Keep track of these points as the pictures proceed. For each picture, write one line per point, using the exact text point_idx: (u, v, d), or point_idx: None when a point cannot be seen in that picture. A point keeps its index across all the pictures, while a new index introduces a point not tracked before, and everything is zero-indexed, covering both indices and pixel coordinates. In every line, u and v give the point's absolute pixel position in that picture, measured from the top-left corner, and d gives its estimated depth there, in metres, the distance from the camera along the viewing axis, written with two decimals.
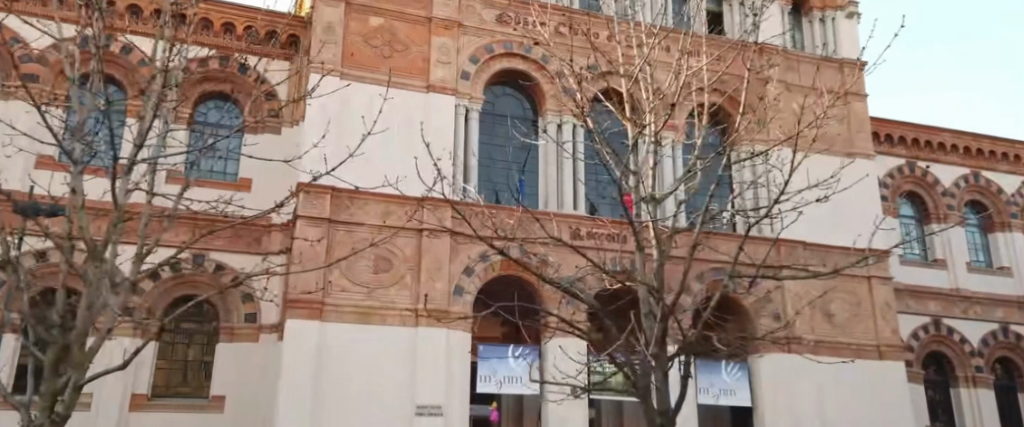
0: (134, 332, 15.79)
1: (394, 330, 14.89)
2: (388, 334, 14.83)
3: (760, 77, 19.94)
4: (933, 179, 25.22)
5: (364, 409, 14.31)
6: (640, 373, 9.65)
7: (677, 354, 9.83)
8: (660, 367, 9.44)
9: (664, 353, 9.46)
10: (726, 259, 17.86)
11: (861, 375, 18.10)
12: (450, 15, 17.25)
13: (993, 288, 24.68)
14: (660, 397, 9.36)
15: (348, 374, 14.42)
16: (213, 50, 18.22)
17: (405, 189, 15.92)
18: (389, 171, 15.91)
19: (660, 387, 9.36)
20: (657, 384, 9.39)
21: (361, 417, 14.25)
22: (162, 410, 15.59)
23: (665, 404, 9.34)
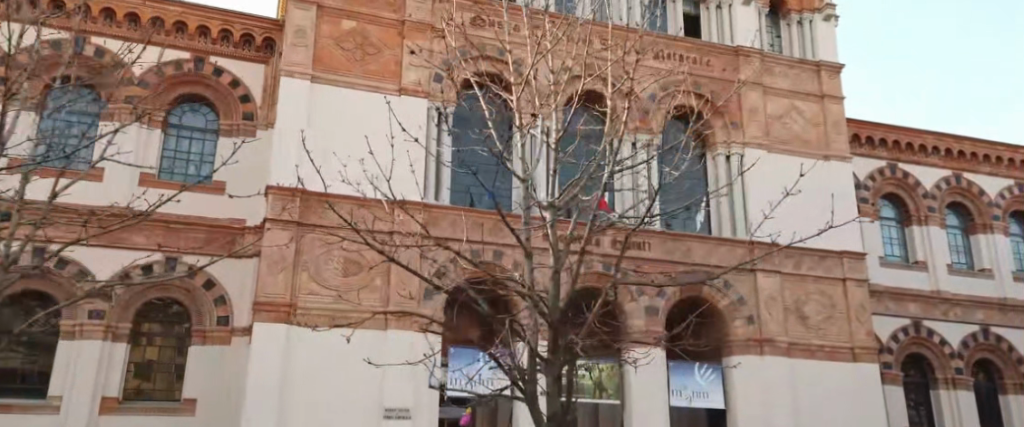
0: (104, 334, 15.78)
1: (364, 332, 14.93)
2: (358, 336, 14.86)
3: (733, 80, 19.98)
4: (914, 181, 25.24)
5: (330, 411, 14.34)
6: (529, 377, 9.68)
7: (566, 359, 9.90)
8: (553, 369, 9.74)
9: (557, 358, 9.78)
10: (700, 260, 17.89)
11: (835, 377, 18.13)
12: (424, 18, 17.33)
13: (973, 289, 24.71)
14: (552, 401, 9.61)
15: (316, 375, 14.45)
16: (187, 53, 18.18)
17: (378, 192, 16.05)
18: (353, 175, 16.02)
19: (552, 391, 9.65)
20: (549, 389, 9.64)
21: (328, 419, 14.28)
22: (132, 412, 15.61)
23: (556, 409, 9.51)
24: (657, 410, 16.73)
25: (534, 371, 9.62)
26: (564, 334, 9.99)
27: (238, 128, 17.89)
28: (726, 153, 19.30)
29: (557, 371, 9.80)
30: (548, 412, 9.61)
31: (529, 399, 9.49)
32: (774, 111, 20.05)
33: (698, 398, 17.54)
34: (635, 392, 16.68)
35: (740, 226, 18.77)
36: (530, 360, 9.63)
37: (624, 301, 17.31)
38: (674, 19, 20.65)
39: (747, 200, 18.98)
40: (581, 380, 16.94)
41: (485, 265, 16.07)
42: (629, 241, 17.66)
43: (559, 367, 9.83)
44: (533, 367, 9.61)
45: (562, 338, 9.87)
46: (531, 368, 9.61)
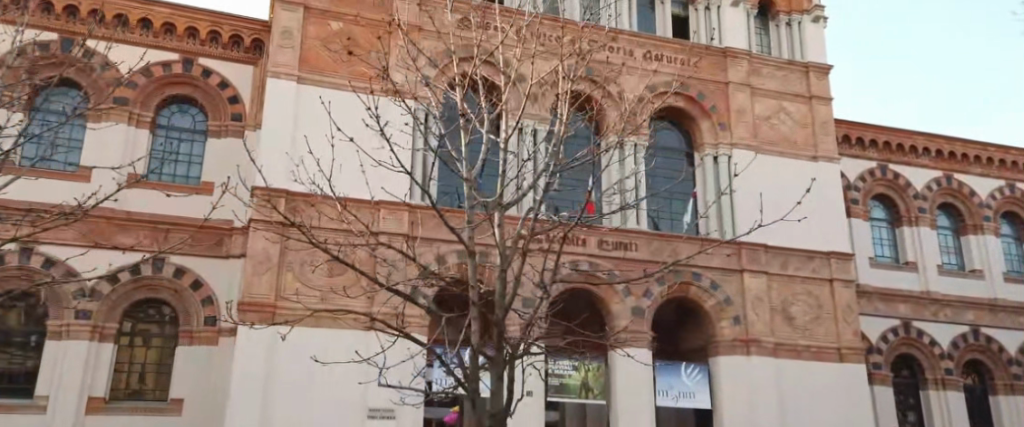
0: (91, 334, 15.84)
1: (347, 332, 14.98)
2: (340, 337, 14.91)
3: (721, 81, 20.02)
4: (905, 182, 25.27)
5: (313, 410, 14.39)
6: (472, 375, 9.51)
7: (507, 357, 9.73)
8: (496, 367, 9.66)
9: (501, 357, 9.69)
10: (686, 261, 17.93)
11: (821, 378, 18.17)
12: (411, 19, 17.45)
13: (964, 291, 24.74)
14: (496, 400, 9.46)
15: (300, 376, 14.50)
16: (176, 54, 18.26)
17: (363, 192, 16.20)
18: (339, 175, 16.18)
19: (495, 389, 9.54)
20: (493, 386, 9.51)
21: (311, 419, 14.34)
22: (119, 412, 15.67)
23: (499, 406, 9.41)
24: (643, 408, 16.76)
25: (478, 368, 9.47)
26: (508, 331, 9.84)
27: (227, 129, 17.97)
28: (714, 153, 19.41)
29: (500, 369, 9.65)
30: (493, 409, 9.45)
31: (472, 397, 9.36)
32: (761, 112, 20.12)
33: (684, 398, 17.60)
34: (621, 391, 16.72)
35: (727, 227, 18.84)
36: (471, 358, 9.47)
37: (611, 301, 17.35)
38: (662, 21, 20.72)
39: (734, 201, 19.05)
40: (567, 380, 16.97)
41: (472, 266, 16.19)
42: (616, 242, 17.74)
43: (502, 367, 9.74)
44: (477, 366, 9.49)
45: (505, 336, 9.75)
46: (474, 365, 9.44)
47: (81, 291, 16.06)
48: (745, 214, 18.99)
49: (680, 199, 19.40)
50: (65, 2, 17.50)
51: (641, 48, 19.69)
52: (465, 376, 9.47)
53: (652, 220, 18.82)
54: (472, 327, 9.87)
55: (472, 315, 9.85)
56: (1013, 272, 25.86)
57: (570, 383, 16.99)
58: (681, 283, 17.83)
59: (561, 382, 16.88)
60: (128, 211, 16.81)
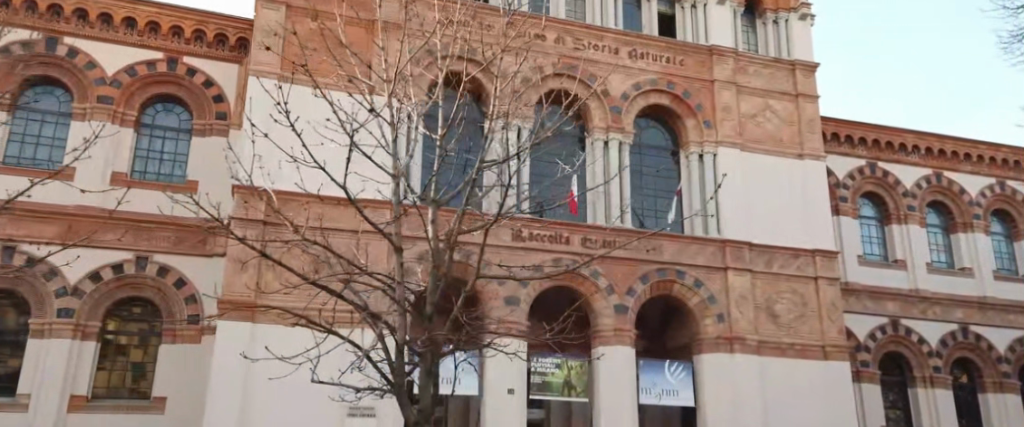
0: (74, 332, 15.87)
1: (304, 332, 14.94)
2: (297, 337, 14.86)
3: (706, 80, 20.02)
4: (894, 180, 25.23)
5: (288, 409, 14.41)
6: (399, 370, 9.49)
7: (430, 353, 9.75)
8: (426, 363, 9.66)
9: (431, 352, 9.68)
10: (669, 259, 17.95)
11: (804, 375, 18.17)
12: (394, 18, 17.49)
13: (954, 289, 24.71)
14: (424, 396, 9.50)
15: (275, 374, 14.49)
16: (161, 53, 18.27)
17: (349, 188, 16.36)
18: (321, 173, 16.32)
19: (424, 384, 9.57)
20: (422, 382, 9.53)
21: (286, 417, 14.37)
22: (100, 411, 15.69)
23: (428, 401, 9.48)
24: (625, 406, 16.79)
25: (405, 364, 9.43)
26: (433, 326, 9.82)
27: (211, 127, 17.96)
28: (700, 151, 19.44)
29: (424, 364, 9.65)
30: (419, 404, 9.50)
31: (399, 393, 9.31)
32: (746, 110, 20.12)
33: (667, 396, 17.56)
34: (603, 390, 16.74)
35: (712, 224, 18.81)
36: (397, 354, 9.44)
37: (594, 300, 17.34)
38: (648, 19, 20.69)
39: (718, 198, 19.04)
40: (549, 378, 17.00)
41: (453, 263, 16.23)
42: (599, 240, 17.73)
43: (432, 361, 9.76)
44: (405, 362, 9.44)
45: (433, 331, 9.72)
46: (401, 360, 9.41)
47: (64, 290, 16.07)
48: (730, 212, 18.96)
49: (665, 197, 19.40)
50: (49, 1, 17.52)
51: (626, 46, 19.66)
52: (393, 373, 9.38)
53: (637, 217, 18.79)
54: (398, 321, 9.76)
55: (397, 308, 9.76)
56: (1004, 270, 25.83)
57: (552, 381, 17.02)
58: (665, 282, 17.86)
59: (543, 380, 16.94)
60: (111, 209, 16.83)
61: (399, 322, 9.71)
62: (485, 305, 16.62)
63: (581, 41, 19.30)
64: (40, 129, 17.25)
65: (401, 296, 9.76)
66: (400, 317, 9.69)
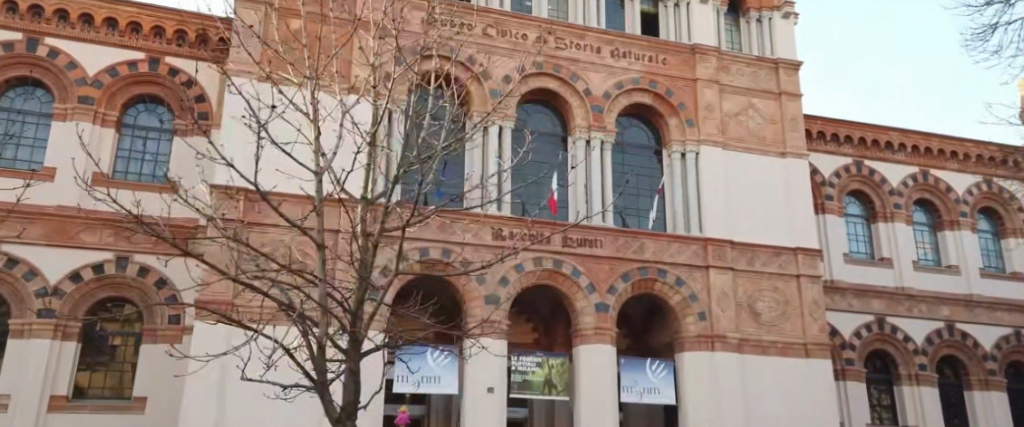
0: (54, 332, 15.90)
1: (230, 329, 14.72)
2: (226, 336, 14.66)
3: (688, 78, 20.06)
4: (880, 178, 25.25)
5: (260, 409, 14.46)
6: (322, 367, 8.85)
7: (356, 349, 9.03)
8: (351, 362, 8.93)
9: (355, 349, 8.97)
10: (650, 258, 17.98)
11: (786, 372, 18.21)
12: (374, 17, 17.55)
13: (940, 287, 24.71)
14: (347, 393, 8.93)
15: (225, 376, 14.42)
16: (143, 54, 18.30)
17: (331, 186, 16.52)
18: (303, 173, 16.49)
19: (348, 384, 8.94)
20: (347, 382, 8.90)
21: (259, 417, 14.41)
22: (80, 410, 15.72)
23: (351, 400, 8.90)
24: (606, 405, 16.80)
25: (325, 361, 8.81)
26: (358, 322, 9.12)
27: (192, 127, 17.93)
28: (682, 150, 19.49)
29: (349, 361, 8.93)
30: (342, 403, 8.92)
31: (321, 392, 8.75)
32: (728, 109, 20.15)
33: (648, 394, 17.54)
34: (584, 387, 16.79)
35: (694, 223, 18.86)
36: (316, 350, 8.81)
37: (575, 299, 17.37)
38: (631, 19, 20.72)
39: (701, 198, 19.09)
40: (530, 377, 17.01)
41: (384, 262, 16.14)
42: (580, 238, 17.68)
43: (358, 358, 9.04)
44: (326, 358, 8.83)
45: (359, 326, 9.01)
46: (321, 357, 8.80)
47: (44, 290, 16.09)
48: (713, 209, 18.99)
49: (648, 196, 19.42)
50: (30, 2, 17.54)
51: (608, 45, 19.68)
52: (315, 372, 8.83)
53: (618, 216, 18.81)
54: (321, 316, 9.09)
55: (318, 301, 9.07)
56: (991, 268, 25.81)
57: (533, 380, 17.04)
58: (646, 280, 17.88)
59: (524, 378, 16.97)
60: (93, 209, 16.84)
61: (326, 320, 9.19)
62: (465, 304, 16.63)
63: (562, 40, 19.32)
64: (21, 129, 17.30)
65: (324, 292, 9.14)
66: (322, 311, 9.00)
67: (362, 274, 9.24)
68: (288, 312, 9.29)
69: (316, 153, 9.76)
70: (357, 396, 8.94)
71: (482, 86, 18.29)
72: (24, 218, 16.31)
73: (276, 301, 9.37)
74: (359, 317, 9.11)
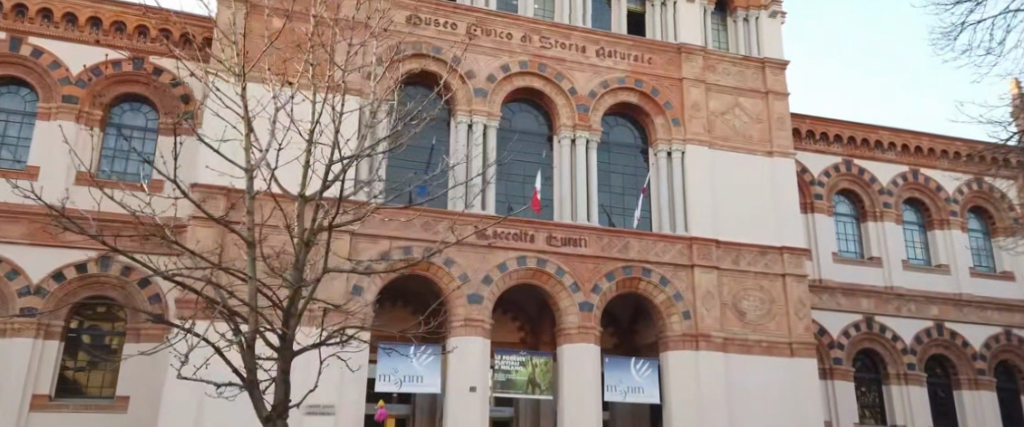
0: (36, 331, 15.88)
1: None
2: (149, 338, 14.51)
3: (674, 77, 20.04)
4: (869, 178, 25.22)
5: (234, 404, 14.49)
6: (252, 365, 8.82)
7: (286, 347, 8.98)
8: (282, 362, 8.90)
9: (287, 349, 8.94)
10: (635, 258, 17.96)
11: (770, 372, 18.20)
12: (357, 15, 17.60)
13: (930, 286, 24.66)
14: (279, 392, 8.91)
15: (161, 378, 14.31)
16: (127, 53, 18.27)
17: (282, 180, 16.38)
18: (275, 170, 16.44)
19: (280, 384, 8.93)
20: (278, 382, 8.87)
21: (232, 413, 14.44)
22: (62, 410, 15.71)
23: (282, 400, 8.90)
24: (589, 405, 16.76)
25: (256, 359, 8.77)
26: (290, 321, 9.08)
27: (177, 127, 17.91)
28: (669, 149, 19.48)
29: (280, 360, 8.90)
30: (273, 401, 8.91)
31: (252, 390, 8.74)
32: (715, 108, 20.13)
33: (632, 393, 17.52)
34: (567, 385, 16.78)
35: (680, 222, 18.84)
36: (247, 350, 8.76)
37: (559, 298, 17.34)
38: (617, 18, 20.70)
39: (687, 197, 19.06)
40: (513, 376, 16.99)
41: (334, 258, 15.83)
42: (564, 238, 17.64)
43: (290, 357, 9.03)
44: (257, 357, 8.79)
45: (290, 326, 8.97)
46: (251, 356, 8.76)
47: (27, 290, 16.10)
48: (698, 208, 18.95)
49: (634, 195, 19.40)
50: (14, 1, 17.54)
51: (594, 44, 19.66)
52: (246, 371, 8.81)
53: (604, 214, 18.84)
54: (252, 315, 9.03)
55: (249, 299, 9.00)
56: (982, 267, 25.73)
57: (516, 379, 17.03)
58: (631, 279, 17.88)
59: (507, 377, 16.98)
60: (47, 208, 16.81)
61: (257, 317, 9.10)
62: (448, 303, 16.61)
63: (548, 39, 19.30)
64: (6, 129, 17.32)
65: (256, 291, 9.06)
66: (251, 310, 8.94)
67: (294, 273, 9.14)
68: (219, 308, 9.21)
69: (248, 149, 9.52)
70: (288, 395, 8.95)
71: (465, 85, 18.26)
72: (7, 216, 16.29)
73: (206, 298, 9.26)
74: (293, 316, 9.12)
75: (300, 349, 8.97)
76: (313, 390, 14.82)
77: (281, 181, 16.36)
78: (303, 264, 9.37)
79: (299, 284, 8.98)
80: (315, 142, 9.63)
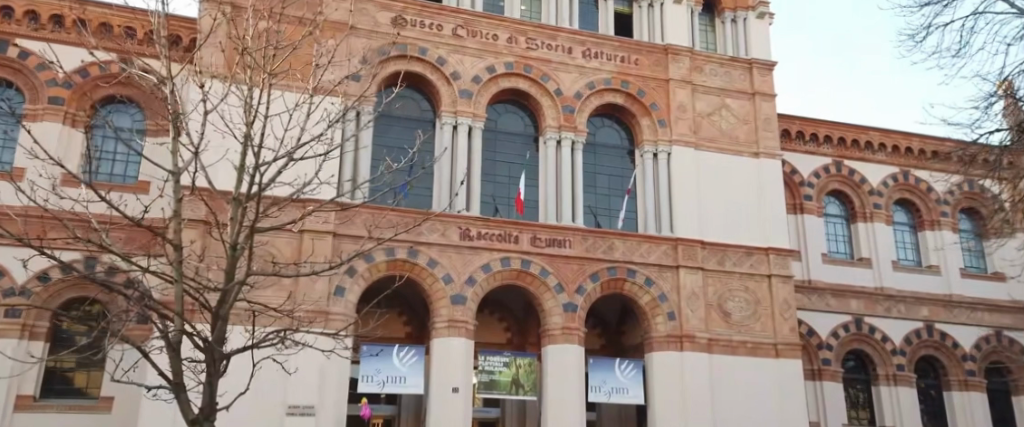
0: (21, 332, 15.96)
1: None
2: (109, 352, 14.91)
3: (660, 78, 20.08)
4: (859, 178, 25.21)
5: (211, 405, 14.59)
6: (177, 368, 8.77)
7: (214, 350, 8.91)
8: (209, 365, 8.83)
9: (215, 352, 8.86)
10: (619, 259, 17.98)
11: (756, 373, 18.21)
12: (342, 17, 17.77)
13: (920, 287, 24.63)
14: (206, 395, 8.84)
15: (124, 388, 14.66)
16: (113, 54, 18.31)
17: (217, 181, 16.28)
18: (222, 170, 16.37)
19: (209, 388, 8.83)
20: (207, 387, 8.80)
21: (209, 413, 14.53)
22: (47, 410, 15.78)
23: (210, 405, 8.83)
24: (571, 405, 16.75)
25: (181, 364, 8.73)
26: (216, 323, 9.06)
27: (163, 128, 17.97)
28: (655, 150, 19.53)
29: (207, 362, 8.84)
30: (201, 406, 8.84)
31: (180, 393, 8.71)
32: (701, 109, 20.17)
33: (616, 394, 17.53)
34: (549, 385, 16.80)
35: (665, 223, 18.87)
36: (171, 353, 8.72)
37: (543, 298, 17.37)
38: (604, 19, 20.73)
39: (673, 198, 19.11)
40: (497, 377, 17.05)
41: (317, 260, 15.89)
42: (548, 239, 17.68)
43: (219, 360, 8.98)
44: (183, 360, 8.74)
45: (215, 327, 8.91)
46: (177, 361, 8.72)
47: (12, 290, 16.19)
48: (682, 208, 19.00)
49: (619, 197, 19.43)
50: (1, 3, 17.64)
51: (580, 45, 19.70)
52: (172, 374, 8.78)
53: (590, 215, 18.88)
54: (179, 317, 8.96)
55: (176, 300, 8.96)
56: (973, 268, 25.66)
57: (500, 380, 17.07)
58: (615, 279, 17.89)
59: (491, 378, 17.02)
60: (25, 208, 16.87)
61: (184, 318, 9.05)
62: (432, 304, 16.66)
63: (534, 40, 19.33)
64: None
65: (182, 294, 8.98)
66: (177, 311, 8.92)
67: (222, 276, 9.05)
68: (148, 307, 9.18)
69: (177, 149, 9.41)
70: (218, 398, 8.88)
71: (451, 86, 18.31)
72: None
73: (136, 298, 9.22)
74: (222, 319, 9.13)
75: (227, 352, 8.93)
76: (293, 392, 14.90)
77: (215, 181, 16.23)
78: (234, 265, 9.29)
79: (226, 287, 8.90)
80: (249, 140, 9.28)
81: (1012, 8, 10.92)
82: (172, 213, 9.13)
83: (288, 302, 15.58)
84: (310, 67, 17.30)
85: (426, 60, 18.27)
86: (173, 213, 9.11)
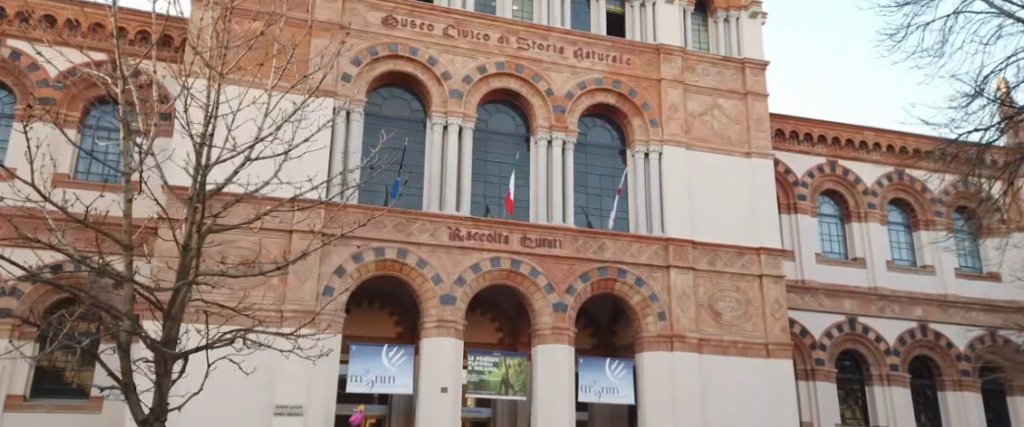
0: (11, 332, 16.00)
1: None
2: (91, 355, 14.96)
3: (652, 78, 20.05)
4: (854, 178, 25.16)
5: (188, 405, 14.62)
6: (126, 367, 8.78)
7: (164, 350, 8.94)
8: (160, 365, 8.87)
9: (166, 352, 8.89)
10: (609, 259, 17.98)
11: (746, 373, 18.19)
12: (332, 18, 17.78)
13: (915, 286, 24.59)
14: (157, 396, 8.88)
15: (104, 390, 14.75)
16: (104, 54, 18.32)
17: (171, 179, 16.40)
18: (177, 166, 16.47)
19: (160, 388, 8.88)
20: (159, 387, 8.85)
21: (184, 413, 14.54)
22: (37, 410, 15.81)
23: (161, 405, 8.87)
24: (559, 405, 16.73)
25: (132, 364, 8.75)
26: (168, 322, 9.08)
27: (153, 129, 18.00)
28: (646, 150, 19.52)
29: (156, 362, 8.87)
30: (151, 406, 8.87)
31: (131, 394, 8.75)
32: (693, 108, 20.16)
33: (606, 394, 17.50)
34: (538, 385, 16.80)
35: (656, 223, 18.85)
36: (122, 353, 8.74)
37: (532, 298, 17.37)
38: (596, 18, 20.73)
39: (663, 198, 19.11)
40: (486, 377, 17.03)
41: (306, 260, 15.92)
42: (539, 239, 17.68)
43: (170, 361, 9.02)
44: (134, 360, 8.76)
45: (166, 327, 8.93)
46: (127, 360, 8.73)
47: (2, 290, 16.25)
48: (672, 208, 18.99)
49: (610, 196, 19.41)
50: None
51: (572, 46, 19.69)
52: (122, 373, 8.80)
53: (582, 215, 18.88)
54: (130, 317, 8.97)
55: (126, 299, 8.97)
56: (968, 268, 25.62)
57: (489, 379, 17.06)
58: (605, 279, 17.89)
59: (481, 378, 17.01)
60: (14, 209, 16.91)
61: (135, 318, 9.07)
62: (421, 304, 16.68)
63: (525, 40, 19.33)
64: None
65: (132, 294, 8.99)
66: (128, 311, 8.93)
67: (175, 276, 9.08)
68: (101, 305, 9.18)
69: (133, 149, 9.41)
70: (169, 397, 8.92)
71: (441, 86, 18.32)
72: None
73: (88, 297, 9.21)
74: (173, 318, 9.17)
75: (179, 352, 8.95)
76: (280, 391, 14.95)
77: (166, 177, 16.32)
78: (189, 265, 9.30)
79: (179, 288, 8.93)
80: (206, 140, 9.27)
81: (992, 8, 10.88)
82: (126, 213, 9.12)
83: (277, 303, 15.63)
84: (300, 68, 17.32)
85: (417, 60, 18.30)
86: (127, 213, 9.09)
